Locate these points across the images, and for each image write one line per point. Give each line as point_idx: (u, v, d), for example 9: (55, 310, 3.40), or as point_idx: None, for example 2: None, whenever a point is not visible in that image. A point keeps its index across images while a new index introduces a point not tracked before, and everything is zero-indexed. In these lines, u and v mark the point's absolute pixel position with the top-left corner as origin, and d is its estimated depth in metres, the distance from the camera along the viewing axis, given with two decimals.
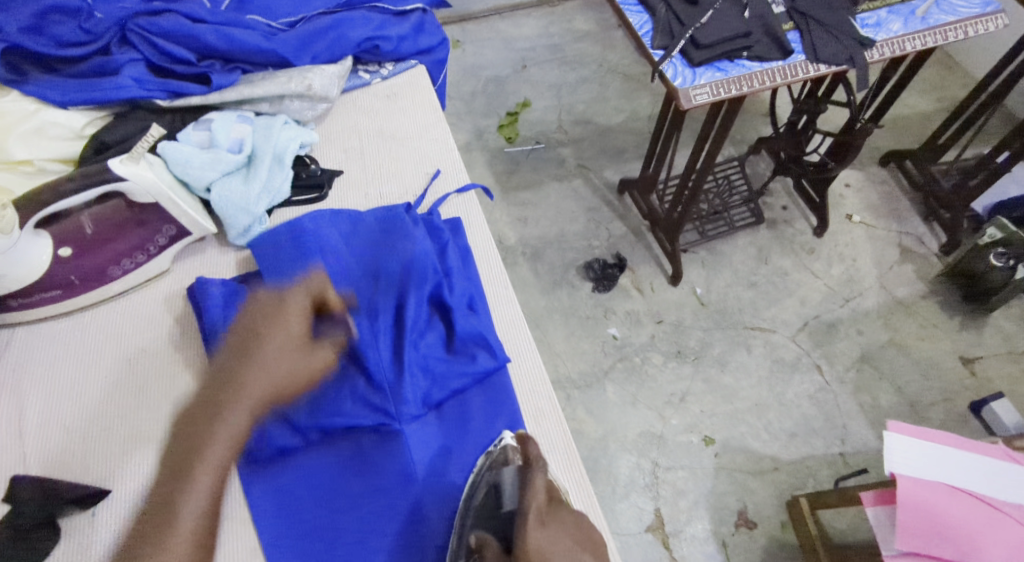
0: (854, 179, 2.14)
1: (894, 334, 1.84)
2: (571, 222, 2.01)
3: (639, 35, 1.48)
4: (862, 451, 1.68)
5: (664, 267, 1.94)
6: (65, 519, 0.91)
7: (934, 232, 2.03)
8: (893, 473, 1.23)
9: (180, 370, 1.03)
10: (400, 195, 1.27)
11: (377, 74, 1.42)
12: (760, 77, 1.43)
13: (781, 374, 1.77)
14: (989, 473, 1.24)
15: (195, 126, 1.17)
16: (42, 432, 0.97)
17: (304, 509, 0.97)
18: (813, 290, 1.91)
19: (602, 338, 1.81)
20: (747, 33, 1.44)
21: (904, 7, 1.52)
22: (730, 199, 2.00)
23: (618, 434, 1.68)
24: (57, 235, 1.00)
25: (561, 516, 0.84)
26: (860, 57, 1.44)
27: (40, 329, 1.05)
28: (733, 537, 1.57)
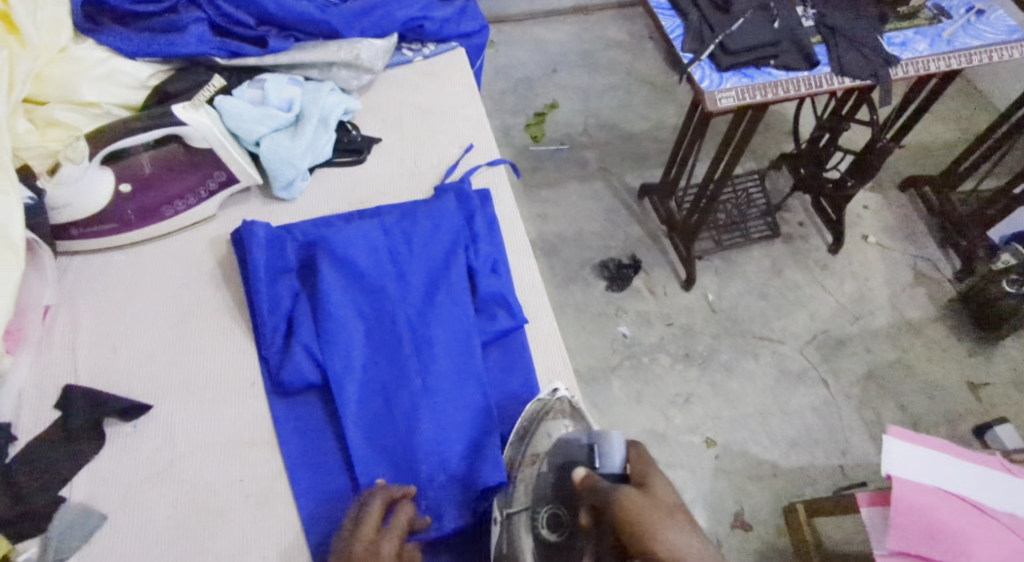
0: (873, 202, 2.17)
1: (901, 354, 1.89)
2: (591, 223, 2.07)
3: (670, 38, 1.55)
4: (861, 465, 1.72)
5: (678, 272, 2.00)
6: (109, 428, 0.98)
7: (948, 257, 2.06)
8: (889, 474, 1.28)
9: (220, 306, 1.11)
10: (432, 164, 1.34)
11: (419, 52, 1.49)
12: (785, 86, 1.49)
13: (786, 384, 1.82)
14: (982, 482, 1.30)
15: (249, 84, 1.25)
16: (92, 350, 1.04)
17: (331, 445, 1.01)
18: (824, 305, 1.96)
19: (612, 336, 1.88)
20: (776, 43, 1.50)
21: (931, 29, 1.57)
22: (748, 211, 2.06)
23: (622, 429, 1.74)
24: (117, 173, 1.09)
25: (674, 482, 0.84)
26: (884, 73, 1.50)
27: (94, 259, 1.14)
28: (727, 537, 1.62)
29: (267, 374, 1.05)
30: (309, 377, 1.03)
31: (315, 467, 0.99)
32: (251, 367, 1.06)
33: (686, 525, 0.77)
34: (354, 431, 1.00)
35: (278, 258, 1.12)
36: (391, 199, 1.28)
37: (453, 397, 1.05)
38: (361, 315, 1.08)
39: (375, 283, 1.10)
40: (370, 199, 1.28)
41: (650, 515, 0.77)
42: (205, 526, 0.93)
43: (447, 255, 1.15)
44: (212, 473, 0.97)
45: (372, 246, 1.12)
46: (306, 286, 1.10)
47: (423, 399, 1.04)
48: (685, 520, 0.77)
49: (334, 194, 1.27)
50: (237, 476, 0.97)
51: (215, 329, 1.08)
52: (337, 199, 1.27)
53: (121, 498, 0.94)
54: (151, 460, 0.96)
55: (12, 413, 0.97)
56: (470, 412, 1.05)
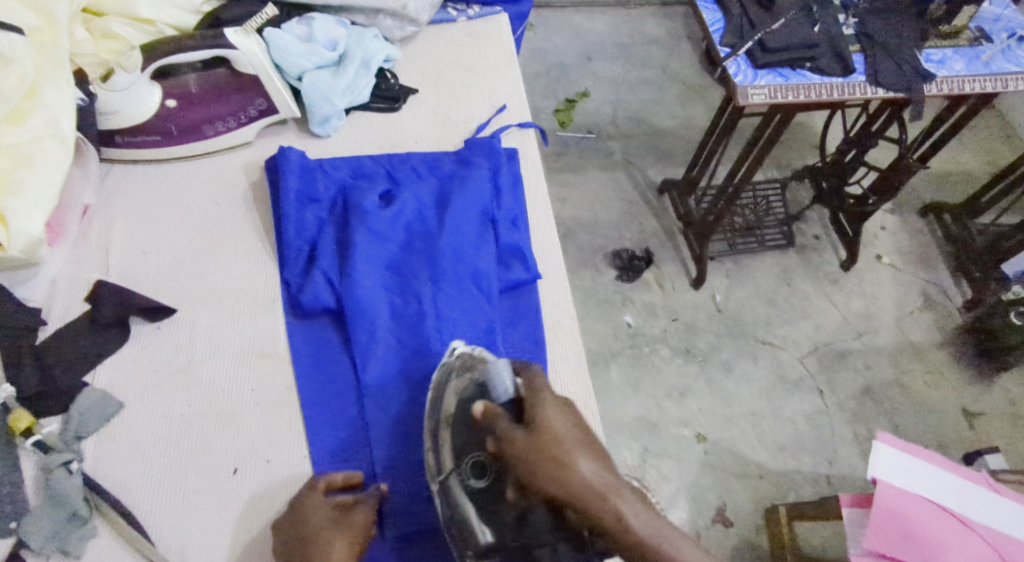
0: (890, 223, 2.18)
1: (900, 375, 1.90)
2: (608, 212, 2.11)
3: (709, 31, 1.57)
4: (846, 476, 1.75)
5: (689, 269, 2.02)
6: (135, 326, 1.03)
7: (960, 286, 2.06)
8: (874, 477, 1.31)
9: (248, 226, 1.15)
10: (465, 119, 1.37)
11: (464, 13, 1.53)
12: (817, 89, 1.50)
13: (782, 390, 1.85)
14: (965, 494, 1.33)
15: (298, 21, 1.29)
16: (124, 251, 1.10)
17: (341, 365, 1.04)
18: (829, 317, 1.98)
19: (616, 324, 1.92)
20: (814, 46, 1.51)
21: (970, 50, 1.58)
22: (765, 219, 2.08)
23: (616, 415, 1.78)
24: (166, 89, 1.14)
25: (561, 403, 0.85)
26: (918, 88, 1.51)
27: (133, 169, 1.19)
28: (707, 530, 1.65)
29: (286, 295, 1.09)
30: (326, 304, 1.06)
31: (322, 385, 1.03)
32: (271, 286, 1.10)
33: (576, 455, 0.79)
34: (369, 361, 1.03)
35: (308, 187, 1.16)
36: (421, 147, 1.31)
37: (464, 336, 1.08)
38: (384, 252, 1.11)
39: (401, 231, 1.14)
40: (401, 144, 1.31)
41: (537, 456, 0.79)
42: (215, 426, 0.98)
43: (474, 204, 1.17)
44: (226, 378, 1.02)
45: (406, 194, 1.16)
46: (332, 218, 1.14)
47: (433, 335, 1.07)
48: (576, 448, 0.80)
49: (367, 136, 1.31)
50: (248, 385, 1.02)
51: (240, 247, 1.13)
52: (370, 142, 1.31)
53: (138, 390, 0.99)
54: (169, 361, 1.01)
55: (44, 302, 1.04)
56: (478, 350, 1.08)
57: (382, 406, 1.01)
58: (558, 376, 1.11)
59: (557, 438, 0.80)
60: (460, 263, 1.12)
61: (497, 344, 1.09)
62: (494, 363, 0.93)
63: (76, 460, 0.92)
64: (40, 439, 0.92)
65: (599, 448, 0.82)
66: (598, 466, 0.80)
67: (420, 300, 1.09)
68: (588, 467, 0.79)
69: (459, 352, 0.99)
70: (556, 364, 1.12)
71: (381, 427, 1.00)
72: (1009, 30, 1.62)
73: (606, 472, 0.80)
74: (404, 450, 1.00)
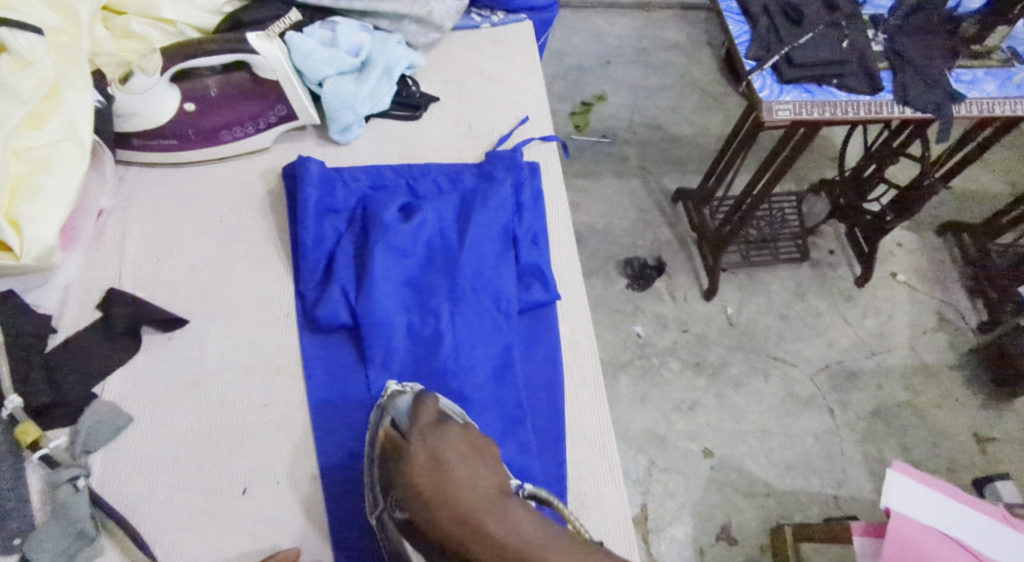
0: (907, 241, 2.10)
1: (913, 397, 1.83)
2: (622, 220, 2.07)
3: (736, 43, 1.52)
4: (855, 498, 1.68)
5: (701, 280, 1.97)
6: (147, 336, 1.01)
7: (976, 309, 1.98)
8: (887, 508, 1.23)
9: (264, 235, 1.13)
10: (487, 130, 1.34)
11: (488, 19, 1.51)
12: (844, 107, 1.44)
13: (792, 408, 1.79)
14: (980, 528, 1.23)
15: (321, 25, 1.26)
16: (138, 258, 1.08)
17: (353, 384, 1.02)
18: (842, 335, 1.91)
19: (626, 334, 1.87)
20: (843, 62, 1.45)
21: (1002, 71, 1.51)
22: (779, 231, 2.01)
23: (622, 426, 1.73)
24: (184, 92, 1.12)
25: (449, 433, 0.85)
26: (948, 109, 1.44)
27: (148, 172, 1.17)
28: (711, 547, 1.60)
29: (301, 308, 1.07)
30: (342, 320, 1.04)
31: (333, 403, 1.00)
32: (287, 299, 1.08)
33: (444, 494, 0.79)
34: (383, 381, 1.01)
35: (328, 197, 1.14)
36: (441, 157, 1.29)
37: (480, 357, 1.05)
38: (402, 269, 1.09)
39: (420, 249, 1.11)
40: (421, 154, 1.28)
41: (407, 493, 0.81)
42: (226, 442, 0.96)
43: (494, 221, 1.15)
44: (238, 393, 0.99)
45: (425, 211, 1.13)
46: (350, 230, 1.12)
47: (448, 357, 1.04)
48: (445, 486, 0.80)
49: (387, 145, 1.28)
50: (260, 401, 0.99)
51: (254, 257, 1.11)
52: (390, 151, 1.28)
53: (148, 402, 0.97)
54: (180, 374, 0.99)
55: (57, 309, 1.02)
56: (494, 372, 1.05)
57: None
58: (576, 401, 1.08)
59: (426, 476, 0.81)
60: (480, 284, 1.09)
61: (514, 366, 1.06)
62: (400, 399, 0.92)
63: (83, 476, 0.89)
64: (48, 454, 0.89)
65: (480, 479, 0.80)
66: (464, 501, 0.78)
67: (437, 318, 1.06)
68: (452, 505, 0.78)
69: (393, 391, 0.95)
70: (574, 389, 1.09)
71: None
72: None
73: (475, 506, 0.78)
74: None
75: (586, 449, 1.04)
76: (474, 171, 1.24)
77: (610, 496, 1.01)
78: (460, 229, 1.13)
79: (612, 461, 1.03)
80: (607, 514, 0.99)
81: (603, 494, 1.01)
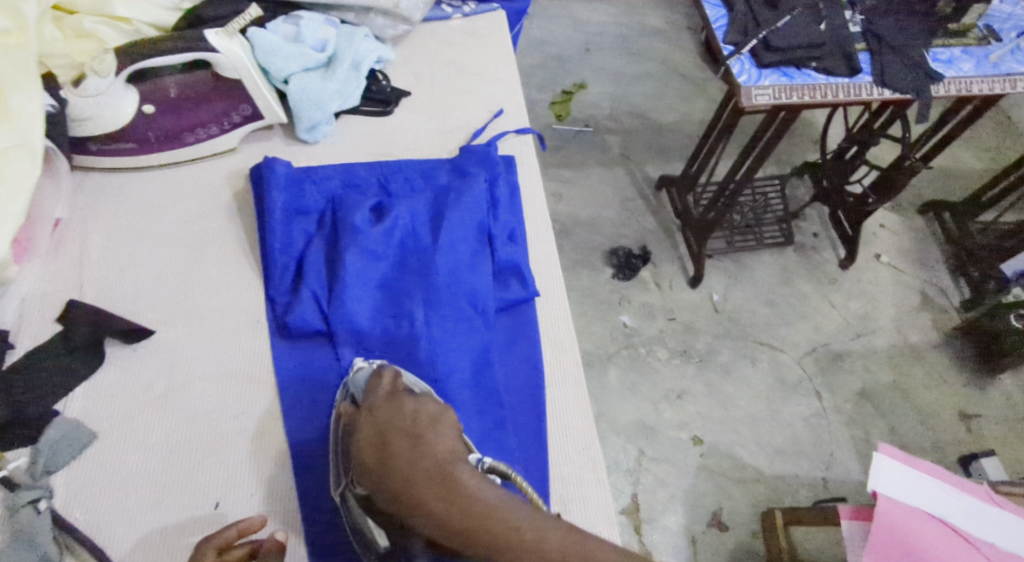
0: (890, 221, 2.09)
1: (899, 377, 1.82)
2: (605, 209, 2.04)
3: (712, 27, 1.48)
4: (844, 480, 1.67)
5: (687, 268, 1.95)
6: (110, 348, 0.98)
7: (959, 287, 1.98)
8: (874, 490, 1.20)
9: (232, 241, 1.10)
10: (461, 124, 1.30)
11: (459, 10, 1.47)
12: (823, 90, 1.41)
13: (781, 393, 1.77)
14: (966, 509, 1.21)
15: (284, 20, 1.22)
16: (98, 268, 1.04)
17: (329, 391, 0.99)
18: (828, 318, 1.90)
19: (613, 324, 1.84)
20: (821, 45, 1.43)
21: (978, 49, 1.49)
22: (763, 216, 2.00)
23: (611, 417, 1.71)
24: (144, 94, 1.07)
25: (402, 406, 0.77)
26: (926, 88, 1.41)
27: (109, 178, 1.14)
28: (703, 535, 1.58)
29: (273, 314, 1.04)
30: (315, 326, 1.01)
31: (307, 411, 0.97)
32: (257, 305, 1.05)
33: (385, 470, 0.70)
34: None
35: (297, 199, 1.11)
36: (414, 154, 1.25)
37: (457, 359, 1.02)
38: (376, 271, 1.06)
39: (392, 249, 1.08)
40: (393, 151, 1.25)
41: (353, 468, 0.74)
42: (196, 456, 0.92)
43: (467, 218, 1.12)
44: (208, 405, 0.96)
45: (398, 211, 1.10)
46: (321, 232, 1.09)
47: (425, 360, 1.01)
48: (387, 459, 0.71)
49: (358, 143, 1.25)
50: (231, 412, 0.96)
51: (222, 263, 1.08)
52: (362, 149, 1.24)
53: (113, 418, 0.93)
54: (148, 386, 0.96)
55: (15, 323, 0.98)
56: (474, 374, 1.03)
57: None
58: (557, 399, 1.06)
59: (368, 450, 0.73)
60: (457, 285, 1.07)
61: (493, 366, 1.03)
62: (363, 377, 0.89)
63: (46, 497, 0.87)
64: (5, 476, 0.87)
65: (428, 451, 0.71)
66: (407, 474, 0.69)
67: (412, 321, 1.03)
68: (395, 477, 0.70)
69: (356, 369, 0.92)
70: (556, 387, 1.06)
71: None
72: (1018, 29, 1.53)
73: (417, 477, 0.69)
74: None
75: (570, 449, 1.02)
76: (448, 168, 1.21)
77: (594, 494, 0.99)
78: (434, 228, 1.10)
79: (595, 461, 1.01)
80: (593, 515, 0.97)
81: (587, 493, 0.99)
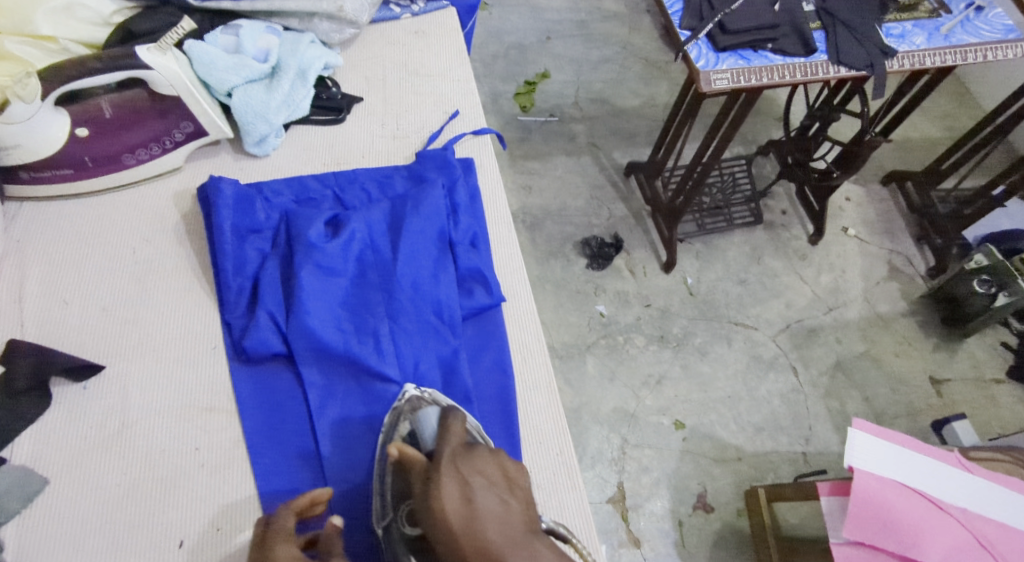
0: (855, 194, 2.09)
1: (870, 347, 1.83)
2: (575, 198, 2.01)
3: (668, 13, 1.45)
4: (823, 453, 1.68)
5: (659, 253, 1.93)
6: (57, 388, 0.94)
7: (924, 255, 1.99)
8: (851, 466, 1.14)
9: (182, 265, 1.06)
10: (416, 128, 1.27)
11: (408, 9, 1.42)
12: (780, 71, 1.40)
13: (758, 371, 1.77)
14: (938, 476, 1.16)
15: (223, 29, 1.16)
16: (41, 304, 1.00)
17: (296, 414, 0.96)
18: (800, 294, 1.90)
19: (589, 314, 1.81)
20: (776, 26, 1.41)
21: (929, 22, 1.48)
22: (733, 196, 1.99)
23: (593, 407, 1.69)
24: (75, 115, 1.03)
25: (480, 460, 0.80)
26: (880, 64, 1.41)
27: (46, 207, 1.09)
28: (689, 518, 1.58)
29: (230, 339, 1.00)
30: (274, 349, 0.98)
31: (271, 438, 0.94)
32: (212, 331, 1.01)
33: (473, 530, 0.74)
34: (326, 408, 0.96)
35: (248, 218, 1.06)
36: (369, 161, 1.22)
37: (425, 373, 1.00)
38: (335, 288, 1.02)
39: (352, 266, 1.05)
40: (348, 159, 1.21)
41: (432, 522, 0.75)
42: (156, 493, 0.89)
43: (428, 227, 1.09)
44: (166, 439, 0.93)
45: (355, 227, 1.06)
46: (276, 251, 1.05)
47: (391, 376, 0.98)
48: (474, 519, 0.74)
49: (310, 153, 1.21)
50: (191, 444, 0.93)
51: (173, 289, 1.04)
52: (315, 159, 1.21)
53: (63, 462, 0.90)
54: (100, 425, 0.92)
55: None
56: (442, 386, 1.01)
57: (342, 456, 0.94)
58: (529, 403, 1.03)
59: (453, 504, 0.75)
60: (420, 298, 1.04)
61: (462, 377, 1.01)
62: (426, 411, 0.91)
63: None
64: None
65: (510, 515, 0.76)
66: (500, 542, 0.73)
67: (377, 338, 1.00)
68: (482, 538, 0.73)
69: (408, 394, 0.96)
70: (526, 394, 1.04)
71: (340, 476, 0.93)
72: None
73: (505, 541, 0.74)
74: (356, 497, 0.93)
75: (544, 455, 1.00)
76: (405, 177, 1.18)
77: (571, 498, 0.97)
78: (395, 241, 1.07)
79: (570, 465, 0.99)
80: (570, 522, 0.95)
81: (563, 498, 0.97)
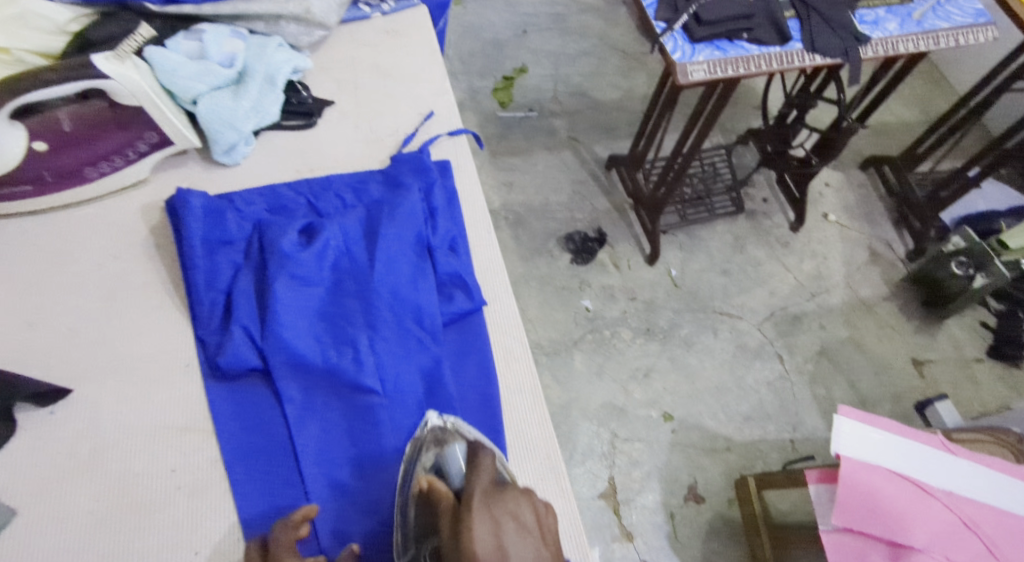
0: (834, 180, 2.09)
1: (854, 332, 1.83)
2: (557, 193, 1.99)
3: (643, 5, 1.43)
4: (810, 439, 1.68)
5: (642, 246, 1.92)
6: (23, 414, 0.91)
7: (903, 238, 1.99)
8: (838, 453, 1.13)
9: (152, 281, 1.02)
10: (390, 131, 1.24)
11: (378, 9, 1.39)
12: (756, 61, 1.38)
13: (744, 360, 1.76)
14: (925, 460, 1.16)
15: (185, 36, 1.13)
16: (5, 326, 0.97)
17: (276, 431, 0.93)
18: (783, 282, 1.89)
19: (574, 309, 1.80)
20: (750, 15, 1.39)
21: (902, 8, 1.47)
22: (713, 185, 1.97)
23: (582, 402, 1.67)
24: (32, 128, 0.98)
25: (511, 503, 0.79)
26: (855, 52, 1.40)
27: (8, 226, 1.05)
28: (680, 509, 1.57)
29: (204, 355, 0.97)
30: (250, 364, 0.95)
31: (251, 456, 0.92)
32: (184, 347, 0.98)
33: None
34: (306, 423, 0.94)
35: (219, 230, 1.03)
36: (343, 166, 1.19)
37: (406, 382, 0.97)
38: (312, 299, 1.00)
39: (328, 276, 1.02)
40: (320, 165, 1.19)
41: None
42: (132, 520, 0.86)
43: (405, 233, 1.06)
44: (141, 463, 0.90)
45: (330, 236, 1.03)
46: (248, 263, 1.02)
47: (372, 387, 0.96)
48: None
49: (281, 159, 1.18)
50: (167, 466, 0.90)
51: (143, 305, 1.00)
52: (287, 165, 1.18)
53: (33, 491, 0.87)
54: (70, 451, 0.89)
55: None
56: (424, 394, 0.98)
57: (323, 471, 0.91)
58: (513, 407, 1.01)
59: (483, 549, 0.75)
60: (400, 307, 1.02)
61: (444, 384, 0.99)
62: (454, 448, 0.90)
63: None
64: None
65: None
66: None
67: (356, 348, 0.97)
68: None
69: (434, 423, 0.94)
70: (510, 398, 1.02)
71: (320, 490, 0.91)
72: None
73: None
74: (337, 511, 0.91)
75: (530, 461, 0.98)
76: (381, 181, 1.15)
77: (559, 504, 0.95)
78: (371, 248, 1.04)
79: (557, 469, 0.97)
80: None
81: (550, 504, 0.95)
